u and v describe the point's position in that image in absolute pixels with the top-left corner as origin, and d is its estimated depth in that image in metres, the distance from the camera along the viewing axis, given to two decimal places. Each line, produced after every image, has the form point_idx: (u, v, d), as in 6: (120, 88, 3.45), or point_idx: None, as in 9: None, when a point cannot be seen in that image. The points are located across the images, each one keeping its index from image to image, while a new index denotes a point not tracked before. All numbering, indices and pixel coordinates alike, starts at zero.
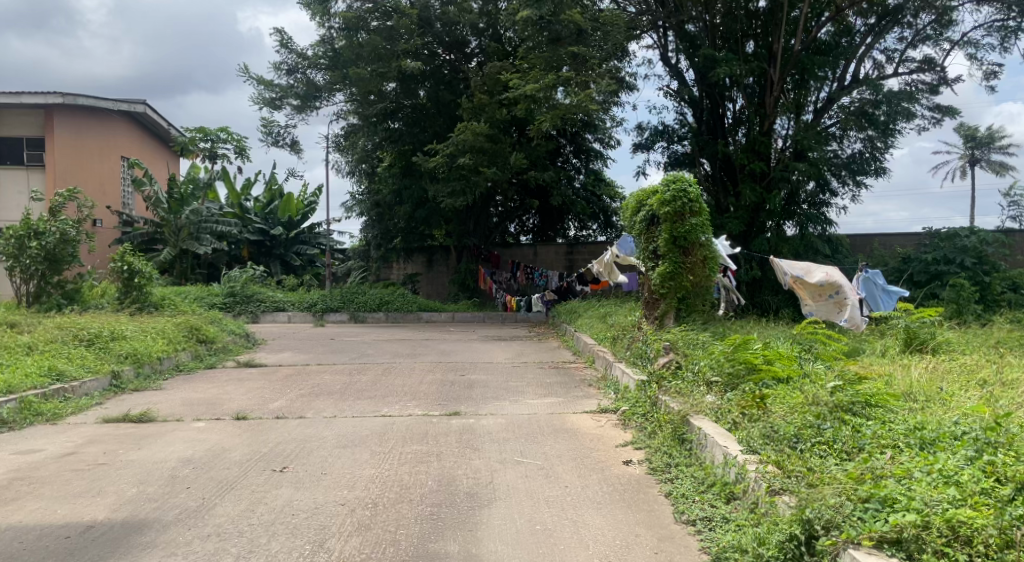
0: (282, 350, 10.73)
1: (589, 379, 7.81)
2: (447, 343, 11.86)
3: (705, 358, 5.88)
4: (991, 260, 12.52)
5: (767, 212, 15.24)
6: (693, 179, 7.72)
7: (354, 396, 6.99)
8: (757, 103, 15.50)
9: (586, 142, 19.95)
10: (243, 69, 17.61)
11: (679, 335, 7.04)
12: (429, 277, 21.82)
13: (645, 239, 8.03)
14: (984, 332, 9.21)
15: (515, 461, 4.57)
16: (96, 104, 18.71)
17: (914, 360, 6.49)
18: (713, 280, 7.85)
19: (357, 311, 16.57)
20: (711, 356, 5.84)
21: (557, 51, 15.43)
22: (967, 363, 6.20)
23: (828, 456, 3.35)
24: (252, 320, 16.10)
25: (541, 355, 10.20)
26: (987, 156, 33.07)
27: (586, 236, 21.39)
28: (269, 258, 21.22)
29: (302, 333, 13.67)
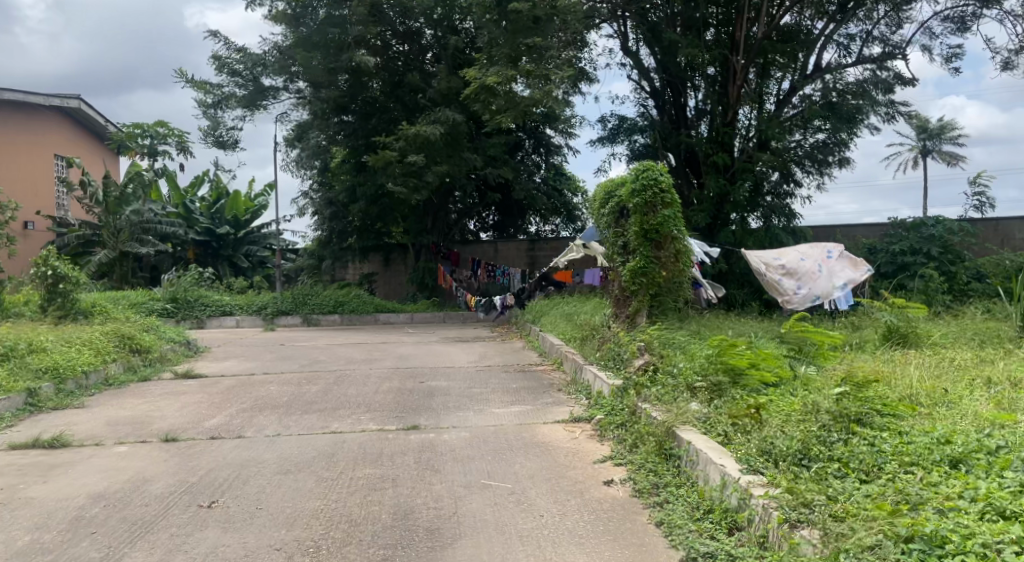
0: (226, 358, 9.99)
1: (558, 383, 7.31)
2: (406, 346, 11.24)
3: (686, 361, 5.42)
4: (957, 249, 12.40)
5: (732, 204, 14.93)
6: (665, 167, 7.23)
7: (301, 410, 6.35)
8: (719, 93, 15.22)
9: (545, 137, 19.46)
10: (180, 72, 16.70)
11: (654, 335, 6.57)
12: (386, 276, 21.10)
13: (616, 232, 7.55)
14: (959, 323, 8.99)
15: (482, 486, 4.02)
16: (25, 99, 17.53)
17: (901, 357, 6.14)
18: (687, 275, 7.39)
19: (311, 313, 15.83)
20: (692, 359, 5.36)
21: (514, 40, 14.88)
22: (958, 359, 5.86)
23: (846, 478, 2.89)
24: (197, 325, 15.22)
25: (505, 357, 9.67)
26: (938, 147, 33.54)
27: (548, 232, 20.95)
28: (216, 260, 20.26)
29: (250, 338, 12.89)
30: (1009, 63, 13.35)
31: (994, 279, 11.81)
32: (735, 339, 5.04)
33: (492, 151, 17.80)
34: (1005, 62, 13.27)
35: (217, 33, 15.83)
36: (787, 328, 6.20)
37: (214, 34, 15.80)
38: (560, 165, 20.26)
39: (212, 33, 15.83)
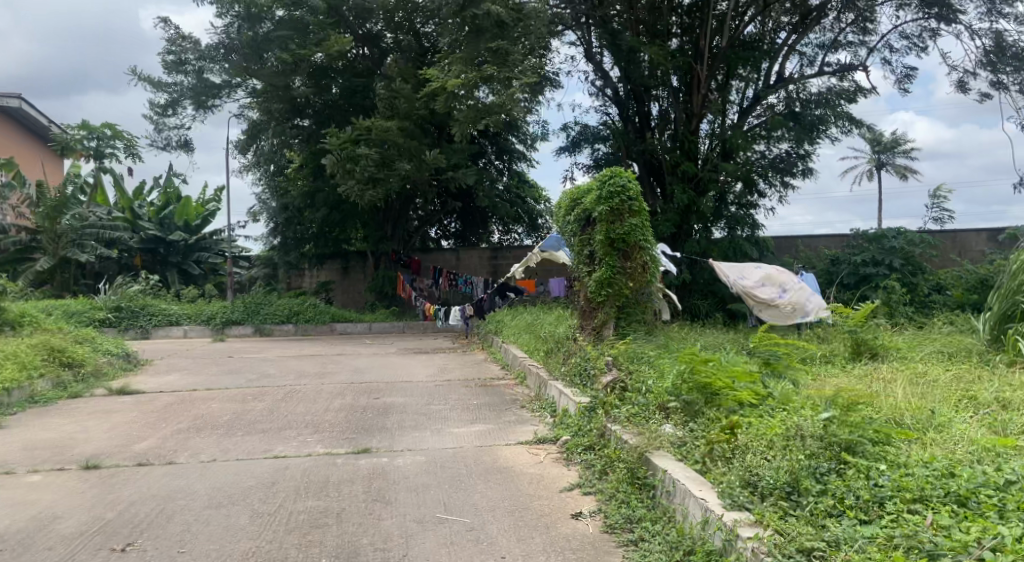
0: (169, 372, 9.38)
1: (520, 400, 6.94)
2: (362, 358, 10.76)
3: (657, 379, 5.09)
4: (919, 261, 12.42)
5: (697, 214, 14.74)
6: (633, 174, 6.92)
7: (243, 431, 5.85)
8: (683, 101, 15.12)
9: (509, 143, 19.17)
10: (128, 69, 15.95)
11: (622, 349, 6.25)
12: (343, 285, 20.51)
13: (581, 241, 7.21)
14: (925, 336, 8.90)
15: (437, 521, 3.62)
16: None
17: (878, 373, 5.91)
18: (654, 287, 7.09)
19: (264, 323, 15.21)
20: (664, 376, 5.04)
21: (476, 45, 14.55)
22: (936, 377, 5.66)
23: (845, 520, 2.57)
24: (142, 336, 14.47)
25: (466, 370, 9.29)
26: (892, 160, 34.24)
27: (511, 240, 20.63)
28: (165, 267, 19.43)
29: (197, 349, 12.26)
30: (963, 83, 13.51)
31: (954, 291, 11.83)
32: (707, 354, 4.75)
33: (453, 158, 17.41)
34: (959, 81, 13.40)
35: (168, 20, 15.20)
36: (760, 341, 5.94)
37: (165, 20, 15.15)
38: (523, 173, 19.98)
39: (163, 20, 15.17)
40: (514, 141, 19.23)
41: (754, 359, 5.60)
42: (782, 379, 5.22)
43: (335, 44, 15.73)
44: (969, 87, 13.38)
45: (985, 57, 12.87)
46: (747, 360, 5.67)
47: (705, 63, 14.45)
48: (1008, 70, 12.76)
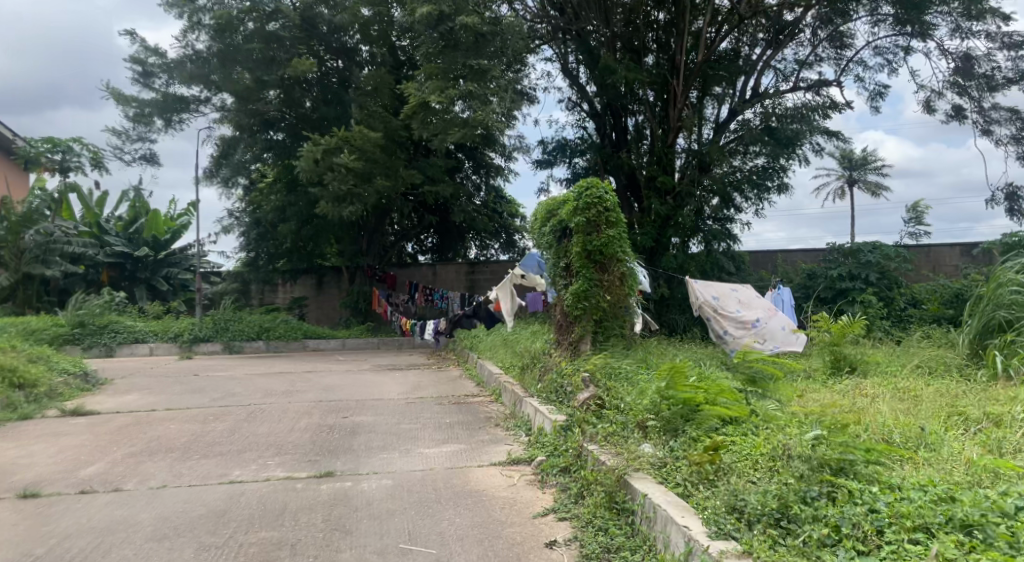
0: (129, 392, 8.98)
1: (494, 418, 6.68)
2: (332, 375, 10.43)
3: (636, 395, 4.85)
4: (896, 275, 12.37)
5: (674, 227, 14.64)
6: (610, 185, 6.73)
7: (200, 454, 5.53)
8: (661, 115, 15.03)
9: (486, 158, 18.97)
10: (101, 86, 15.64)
11: (599, 365, 6.03)
12: (317, 300, 20.12)
13: (558, 253, 6.98)
14: (905, 350, 8.76)
15: (399, 552, 3.34)
16: None
17: (861, 389, 5.72)
18: (632, 301, 6.88)
19: (233, 340, 14.80)
20: (644, 393, 4.80)
21: (453, 58, 14.35)
22: (921, 392, 5.48)
23: (842, 553, 2.34)
24: (105, 354, 13.99)
25: (439, 387, 9.00)
26: (865, 177, 34.61)
27: (488, 256, 20.38)
28: (132, 283, 18.93)
29: (163, 368, 11.83)
30: (929, 105, 13.53)
31: (931, 305, 11.75)
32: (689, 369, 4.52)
33: (429, 172, 17.19)
34: (926, 101, 13.47)
35: (134, 33, 14.86)
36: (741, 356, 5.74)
37: (130, 33, 14.81)
38: (500, 187, 19.79)
39: (129, 32, 14.83)
40: (492, 156, 19.01)
41: (737, 375, 5.38)
42: (766, 396, 5.00)
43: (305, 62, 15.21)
44: (935, 107, 13.45)
45: (951, 78, 12.92)
46: (729, 376, 5.46)
47: (683, 78, 14.37)
48: (971, 93, 12.84)
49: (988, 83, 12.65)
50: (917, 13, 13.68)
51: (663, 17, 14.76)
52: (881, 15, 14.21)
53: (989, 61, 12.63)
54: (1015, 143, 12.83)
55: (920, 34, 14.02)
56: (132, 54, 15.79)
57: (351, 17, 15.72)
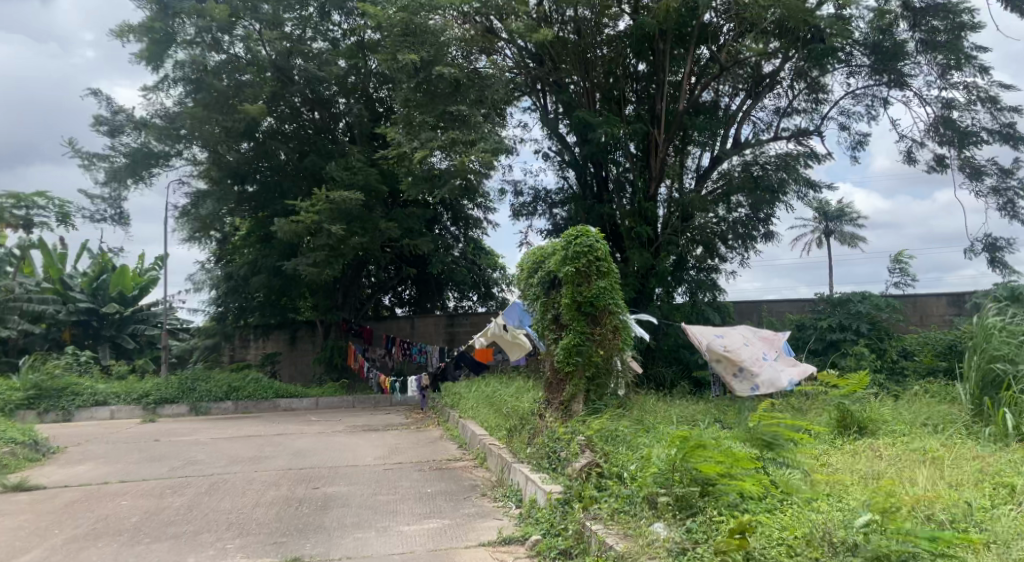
0: (82, 461, 8.27)
1: (481, 486, 6.14)
2: (305, 439, 9.79)
3: (642, 466, 4.38)
4: (886, 326, 12.12)
5: (658, 277, 14.31)
6: (601, 233, 6.38)
7: (152, 536, 4.92)
8: (642, 165, 14.76)
9: (464, 210, 18.74)
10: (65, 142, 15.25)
11: (594, 427, 5.57)
12: (291, 357, 19.43)
13: (546, 306, 6.58)
14: (904, 405, 8.43)
15: None
16: None
17: (880, 455, 5.27)
18: (625, 357, 6.44)
19: (200, 401, 14.08)
20: (651, 463, 4.34)
21: (432, 106, 14.23)
22: (947, 459, 5.04)
23: None
24: (62, 418, 13.15)
25: (419, 450, 8.42)
26: (840, 229, 34.95)
27: (466, 308, 19.99)
28: (96, 342, 18.13)
29: (123, 432, 11.09)
30: (911, 153, 13.59)
31: (924, 357, 11.47)
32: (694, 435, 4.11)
33: (407, 223, 16.86)
34: (908, 152, 13.50)
35: (99, 92, 14.53)
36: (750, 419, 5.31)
37: (95, 92, 14.49)
38: (479, 239, 19.50)
39: (93, 91, 14.50)
40: (470, 208, 18.80)
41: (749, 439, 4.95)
42: (782, 462, 4.57)
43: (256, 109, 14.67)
44: (916, 157, 13.48)
45: (930, 129, 13.04)
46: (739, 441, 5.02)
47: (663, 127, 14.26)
48: (950, 144, 12.92)
49: (964, 138, 12.72)
50: (893, 63, 14.05)
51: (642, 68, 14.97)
52: (857, 65, 14.52)
53: (969, 113, 12.75)
54: (993, 195, 12.84)
55: (899, 83, 14.31)
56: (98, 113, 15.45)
57: (327, 69, 15.57)
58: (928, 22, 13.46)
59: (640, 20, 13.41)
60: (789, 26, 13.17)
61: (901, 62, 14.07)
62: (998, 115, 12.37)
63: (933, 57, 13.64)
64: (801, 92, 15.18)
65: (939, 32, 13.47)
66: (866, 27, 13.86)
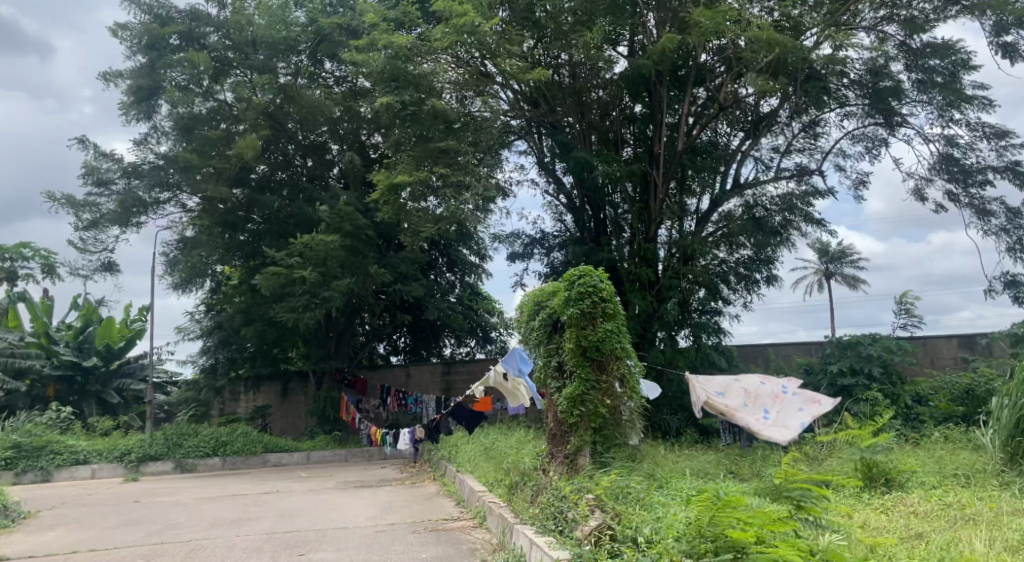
0: (53, 527, 7.72)
1: (481, 549, 5.65)
2: (294, 497, 9.27)
3: (664, 529, 3.97)
4: (898, 369, 11.71)
5: (659, 321, 13.95)
6: (605, 273, 6.02)
7: None
8: (641, 205, 14.42)
9: (460, 256, 18.47)
10: (50, 193, 15.04)
11: (605, 484, 5.14)
12: (282, 409, 18.87)
13: (549, 351, 6.20)
14: (928, 453, 7.98)
15: None
16: None
17: (924, 521, 4.81)
18: (635, 407, 5.99)
19: (186, 458, 13.48)
20: (673, 528, 3.94)
21: (426, 148, 14.02)
22: (996, 520, 4.60)
23: None
24: (41, 479, 12.54)
25: (415, 508, 7.91)
26: (839, 270, 34.73)
27: (463, 354, 19.53)
28: (81, 397, 17.57)
29: (102, 493, 10.51)
30: (921, 191, 13.41)
31: (939, 402, 11.05)
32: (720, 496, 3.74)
33: (400, 268, 16.53)
34: (915, 190, 13.36)
35: (86, 141, 14.34)
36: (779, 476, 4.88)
37: (82, 141, 14.29)
38: (476, 285, 19.20)
39: (80, 140, 14.31)
40: (466, 253, 18.57)
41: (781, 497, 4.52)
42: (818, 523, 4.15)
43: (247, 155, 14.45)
44: (925, 195, 13.32)
45: (936, 167, 12.88)
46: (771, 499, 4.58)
47: (662, 168, 14.14)
48: (958, 182, 12.76)
49: (973, 175, 12.61)
50: (891, 104, 13.99)
51: (638, 110, 14.82)
52: (852, 107, 14.48)
53: (974, 151, 12.64)
54: (1003, 233, 12.62)
55: (896, 123, 14.23)
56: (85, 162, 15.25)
57: (321, 115, 15.48)
58: (925, 62, 13.39)
59: (635, 62, 13.35)
60: (787, 67, 13.07)
61: (898, 102, 14.00)
62: (1003, 152, 12.24)
63: (931, 96, 13.58)
64: (797, 133, 15.16)
65: (936, 72, 13.42)
66: (861, 68, 13.82)
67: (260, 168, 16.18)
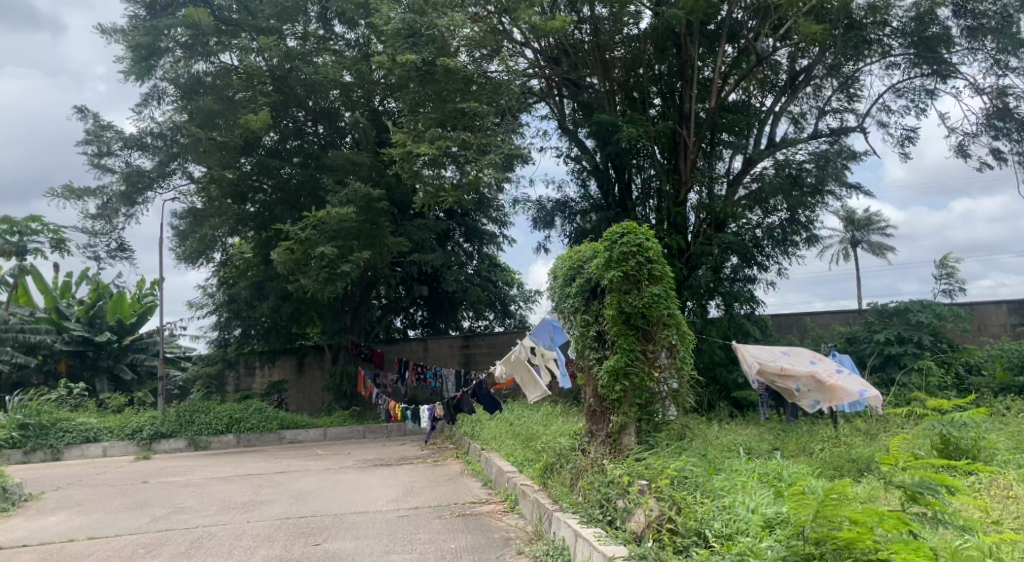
0: (54, 511, 7.24)
1: (516, 538, 5.08)
2: (311, 476, 8.77)
3: (744, 533, 3.42)
4: (948, 337, 11.03)
5: (690, 289, 13.28)
6: (651, 232, 5.24)
7: None
8: (669, 168, 13.66)
9: (478, 225, 17.86)
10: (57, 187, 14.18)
11: (658, 468, 4.53)
12: (299, 384, 18.42)
13: (586, 319, 5.48)
14: (998, 427, 7.33)
15: None
16: None
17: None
18: (688, 380, 5.32)
19: (199, 435, 13.07)
20: (764, 531, 3.38)
21: (443, 108, 13.31)
22: None
23: None
24: (52, 457, 12.16)
25: (440, 489, 7.38)
26: (866, 238, 33.68)
27: (482, 327, 18.99)
28: (94, 373, 17.18)
29: (111, 472, 10.06)
30: (965, 149, 12.53)
31: (994, 371, 10.37)
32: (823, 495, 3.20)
33: (417, 238, 15.92)
34: (957, 147, 12.46)
35: (85, 110, 13.73)
36: (885, 467, 4.25)
37: (80, 111, 13.69)
38: (494, 256, 18.61)
39: (79, 109, 13.71)
40: (484, 223, 17.94)
41: (889, 489, 3.90)
42: (935, 519, 3.51)
43: (255, 122, 13.83)
44: (968, 152, 12.43)
45: (984, 121, 11.97)
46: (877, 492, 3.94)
47: (692, 128, 13.31)
48: (1008, 137, 11.89)
49: None
50: (938, 54, 13.08)
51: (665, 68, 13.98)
52: (895, 58, 13.54)
53: None
54: None
55: (943, 74, 13.30)
56: (87, 130, 14.60)
57: (331, 80, 14.77)
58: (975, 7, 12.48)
59: (664, 14, 12.51)
60: (829, 15, 12.15)
61: (947, 52, 13.08)
62: None
63: (982, 44, 12.68)
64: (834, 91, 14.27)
65: (988, 17, 12.49)
66: (907, 15, 12.88)
67: (268, 137, 15.59)
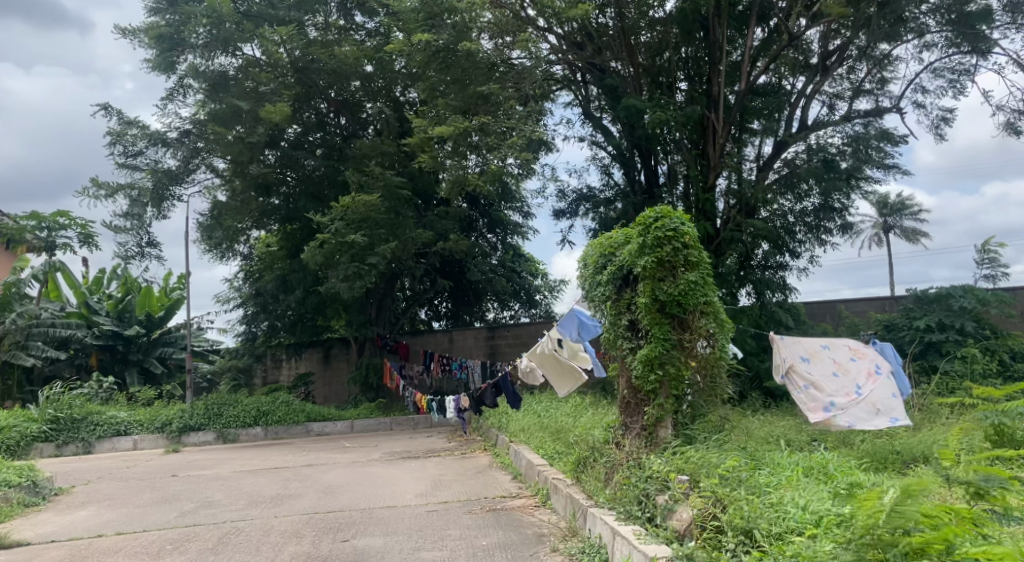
0: (83, 506, 7.22)
1: (549, 534, 4.92)
2: (338, 470, 8.69)
3: (798, 533, 3.22)
4: (992, 323, 10.63)
5: (720, 277, 12.99)
6: (685, 217, 5.01)
7: None
8: (697, 153, 13.33)
9: (502, 215, 17.68)
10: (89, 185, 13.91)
11: (699, 463, 4.33)
12: (325, 377, 18.45)
13: (617, 308, 5.26)
14: None
15: None
16: None
17: None
18: (726, 370, 5.09)
19: (227, 428, 13.11)
20: (818, 531, 3.17)
21: (466, 96, 13.10)
22: None
23: None
24: (83, 451, 12.26)
25: (470, 482, 7.25)
26: (901, 223, 32.89)
27: (508, 318, 18.84)
28: (124, 367, 17.34)
29: (141, 466, 10.08)
30: (1009, 127, 12.03)
31: None
32: (887, 493, 2.93)
33: (442, 228, 15.79)
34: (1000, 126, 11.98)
35: (109, 108, 13.75)
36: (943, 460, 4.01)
37: (104, 108, 13.73)
38: (518, 245, 18.43)
39: (103, 107, 13.75)
40: (508, 212, 17.75)
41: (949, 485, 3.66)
42: (1003, 518, 3.28)
43: (278, 114, 13.76)
44: (1012, 131, 11.94)
45: None
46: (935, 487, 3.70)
47: (721, 112, 12.94)
48: None
49: None
50: (979, 30, 12.58)
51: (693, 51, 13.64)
52: (932, 36, 13.06)
53: None
54: None
55: (984, 50, 12.79)
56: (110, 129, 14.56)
57: (352, 70, 14.64)
58: None
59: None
60: None
61: (988, 27, 12.57)
62: None
63: None
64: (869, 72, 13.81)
65: None
66: None
67: (291, 129, 15.47)
